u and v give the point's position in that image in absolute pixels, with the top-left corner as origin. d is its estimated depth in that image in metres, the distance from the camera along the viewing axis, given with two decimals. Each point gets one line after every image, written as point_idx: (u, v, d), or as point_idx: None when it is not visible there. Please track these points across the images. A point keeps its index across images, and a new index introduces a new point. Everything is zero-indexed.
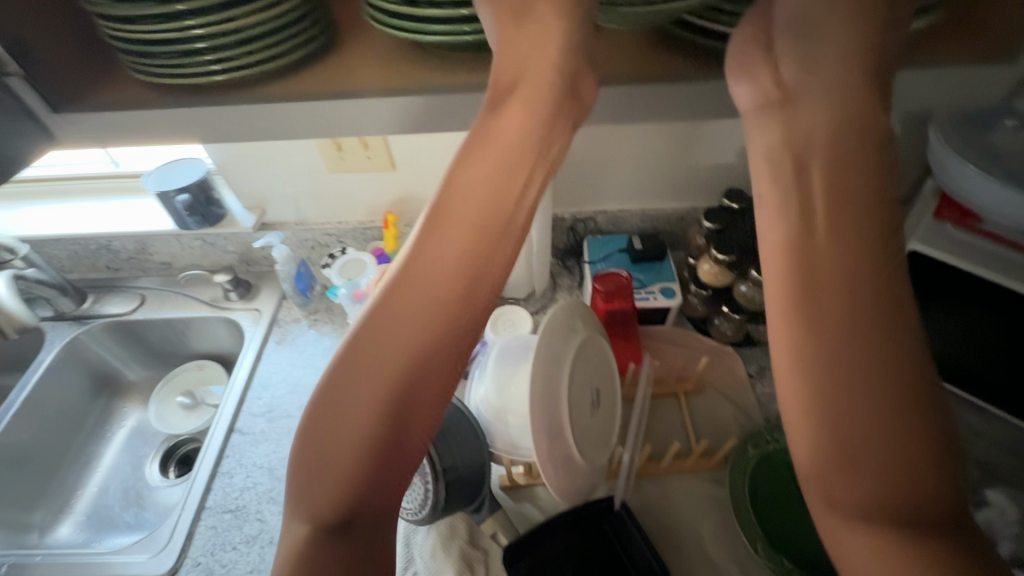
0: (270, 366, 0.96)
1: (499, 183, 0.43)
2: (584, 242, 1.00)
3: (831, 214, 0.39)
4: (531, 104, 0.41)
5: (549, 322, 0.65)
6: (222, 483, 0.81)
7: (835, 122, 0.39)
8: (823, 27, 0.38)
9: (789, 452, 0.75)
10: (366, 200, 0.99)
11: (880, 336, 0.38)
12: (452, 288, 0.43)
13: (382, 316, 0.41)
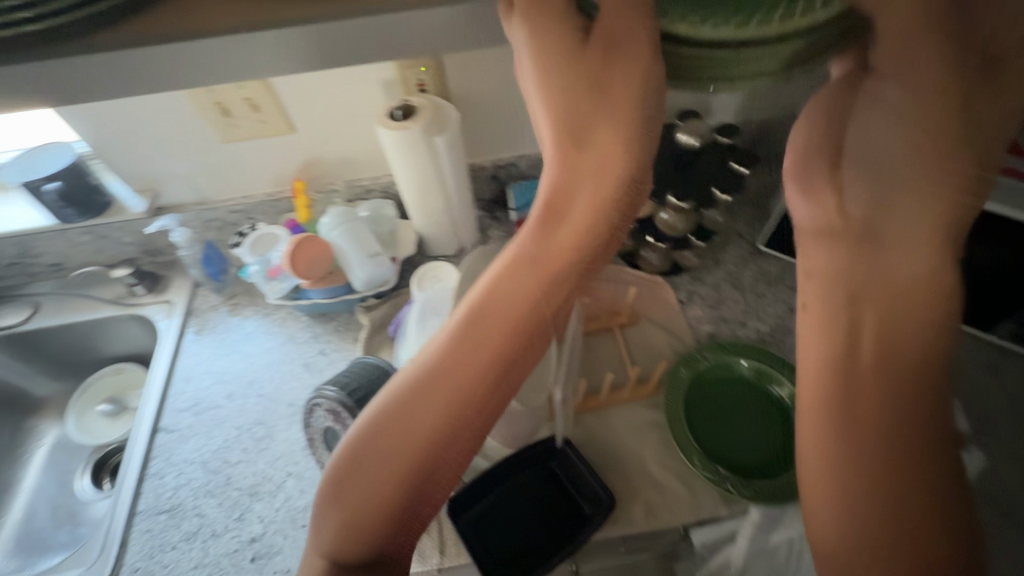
0: (191, 358, 0.90)
1: (540, 284, 0.47)
2: (508, 189, 0.97)
3: (884, 334, 0.41)
4: (579, 228, 0.47)
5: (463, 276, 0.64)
6: (152, 485, 0.77)
7: (905, 280, 0.41)
8: (894, 172, 0.43)
9: (719, 368, 0.78)
10: (269, 168, 0.91)
11: (914, 392, 0.40)
12: (487, 375, 0.46)
13: (418, 381, 0.46)
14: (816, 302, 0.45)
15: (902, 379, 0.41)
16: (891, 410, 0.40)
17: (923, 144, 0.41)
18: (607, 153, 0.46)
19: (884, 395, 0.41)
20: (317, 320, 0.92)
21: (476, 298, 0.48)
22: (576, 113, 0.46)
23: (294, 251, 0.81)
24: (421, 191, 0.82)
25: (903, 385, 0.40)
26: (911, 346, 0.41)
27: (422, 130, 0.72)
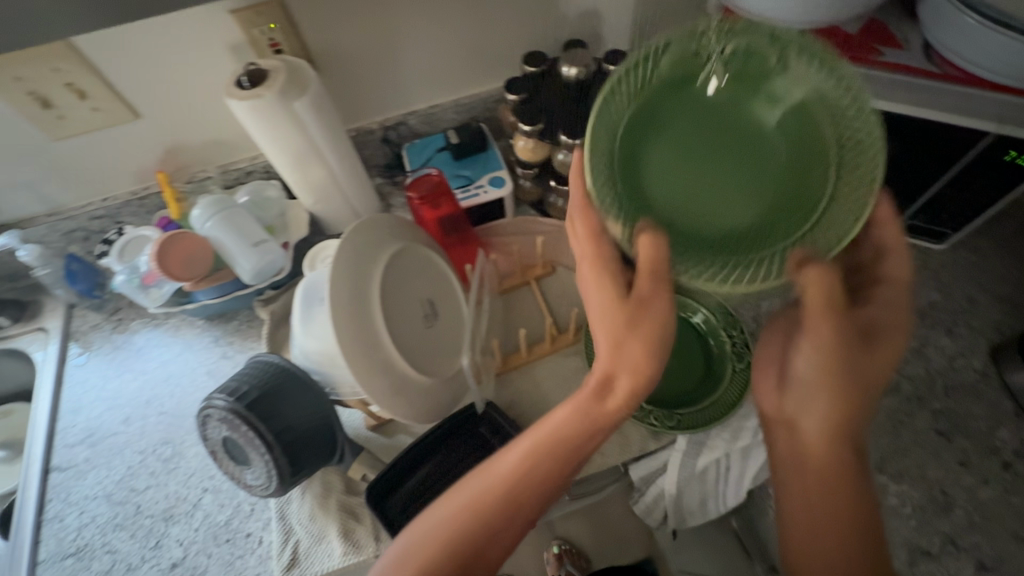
0: (77, 387, 0.81)
1: (590, 440, 0.48)
2: (403, 152, 0.90)
3: (832, 450, 0.47)
4: (632, 378, 0.48)
5: (342, 254, 0.58)
6: (52, 530, 0.70)
7: (844, 452, 0.47)
8: (814, 375, 0.49)
9: None
10: (124, 164, 0.81)
11: (848, 530, 0.44)
12: (537, 497, 0.47)
13: (474, 519, 0.46)
14: (778, 449, 0.51)
15: (835, 514, 0.45)
16: (822, 538, 0.45)
17: (840, 351, 0.46)
18: (629, 353, 0.48)
19: (811, 521, 0.46)
20: (215, 322, 0.84)
21: (540, 443, 0.48)
22: (617, 326, 0.48)
23: (162, 251, 0.72)
24: (297, 165, 0.74)
25: (831, 519, 0.45)
26: (829, 490, 0.46)
27: (277, 96, 0.64)
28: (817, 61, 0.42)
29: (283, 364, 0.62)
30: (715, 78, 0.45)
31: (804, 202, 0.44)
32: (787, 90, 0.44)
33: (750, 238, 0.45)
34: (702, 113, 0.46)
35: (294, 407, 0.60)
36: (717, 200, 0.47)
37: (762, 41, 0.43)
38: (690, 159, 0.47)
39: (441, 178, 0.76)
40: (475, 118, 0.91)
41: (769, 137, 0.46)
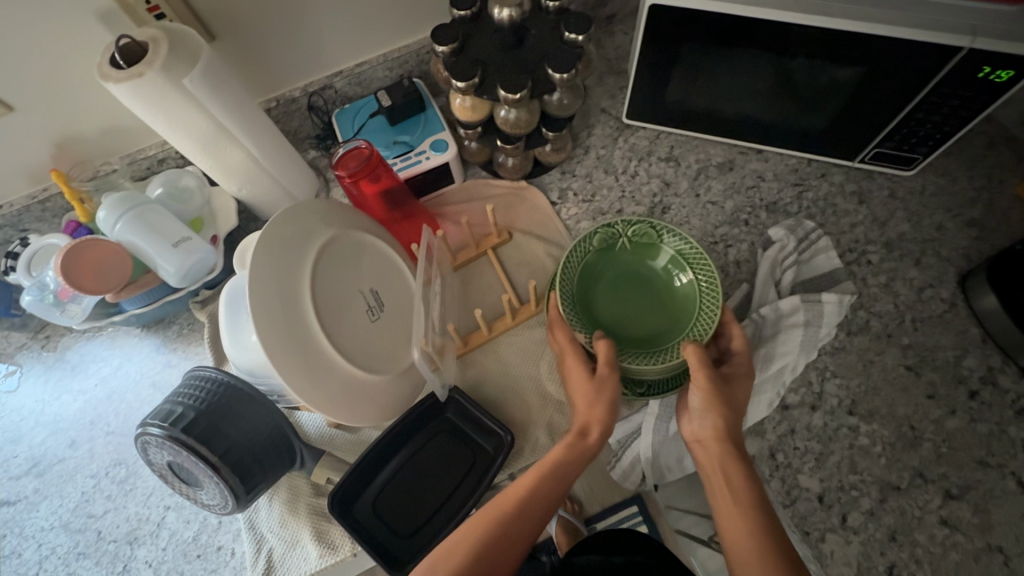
0: (13, 415, 0.75)
1: (574, 466, 0.55)
2: (332, 119, 0.81)
3: (726, 448, 0.54)
4: (603, 420, 0.56)
5: (261, 252, 0.52)
6: (12, 566, 0.67)
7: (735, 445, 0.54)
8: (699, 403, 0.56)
9: None
10: (12, 164, 0.71)
11: (755, 512, 0.49)
12: (541, 514, 0.52)
13: (486, 535, 0.50)
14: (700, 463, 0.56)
15: (756, 526, 0.48)
16: (752, 548, 0.47)
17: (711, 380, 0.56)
18: (594, 411, 0.57)
19: (737, 533, 0.49)
20: (154, 329, 0.78)
21: (543, 472, 0.53)
22: (588, 392, 0.57)
23: (70, 262, 0.64)
24: (206, 150, 0.66)
25: (754, 533, 0.48)
26: (742, 500, 0.50)
27: (162, 74, 0.55)
28: (678, 236, 0.64)
29: (222, 379, 0.58)
30: (619, 240, 0.66)
31: (686, 324, 0.63)
32: (667, 251, 0.65)
33: (655, 345, 0.63)
34: (619, 263, 0.67)
35: (237, 422, 0.56)
36: (636, 322, 0.65)
37: (648, 225, 0.65)
38: (616, 293, 0.66)
39: (372, 150, 0.68)
40: (408, 74, 0.82)
41: (661, 280, 0.66)
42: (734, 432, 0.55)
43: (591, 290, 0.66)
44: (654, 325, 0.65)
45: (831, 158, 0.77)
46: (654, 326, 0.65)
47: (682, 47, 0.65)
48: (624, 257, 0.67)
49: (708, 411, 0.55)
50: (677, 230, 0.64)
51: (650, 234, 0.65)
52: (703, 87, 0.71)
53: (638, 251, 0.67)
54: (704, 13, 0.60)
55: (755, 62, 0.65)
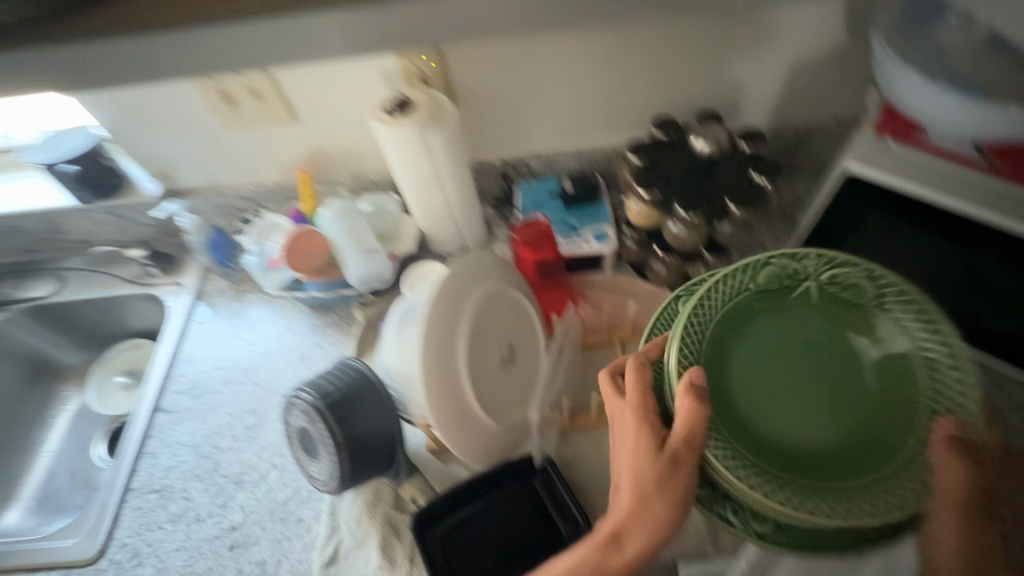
0: (194, 341, 0.92)
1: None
2: (516, 188, 0.92)
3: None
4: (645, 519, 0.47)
5: (445, 284, 0.60)
6: (146, 464, 0.79)
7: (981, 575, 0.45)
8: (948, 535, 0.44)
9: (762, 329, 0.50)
10: (276, 157, 0.91)
11: None
12: None
13: None
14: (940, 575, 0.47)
15: None
16: None
17: (962, 511, 0.43)
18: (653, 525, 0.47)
19: None
20: (317, 312, 0.91)
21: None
22: (649, 479, 0.45)
23: (290, 243, 0.82)
24: (419, 187, 0.80)
25: None
26: None
27: (418, 127, 0.70)
28: (921, 315, 0.47)
29: (367, 372, 0.66)
30: (807, 293, 0.50)
31: (873, 448, 0.45)
32: (879, 330, 0.48)
33: (813, 467, 0.45)
34: (798, 323, 0.50)
35: (366, 416, 0.64)
36: (790, 417, 0.48)
37: (865, 274, 0.48)
38: (771, 356, 0.49)
39: (547, 226, 0.78)
40: (593, 169, 0.92)
41: (853, 368, 0.49)
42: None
43: (737, 342, 0.49)
44: (819, 426, 0.47)
45: (1008, 366, 0.71)
46: (819, 431, 0.47)
47: (866, 214, 0.67)
48: (803, 314, 0.50)
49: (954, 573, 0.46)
50: (927, 304, 0.46)
51: (862, 296, 0.49)
52: (878, 256, 0.71)
53: (824, 312, 0.50)
54: (896, 192, 0.62)
55: (934, 245, 0.65)
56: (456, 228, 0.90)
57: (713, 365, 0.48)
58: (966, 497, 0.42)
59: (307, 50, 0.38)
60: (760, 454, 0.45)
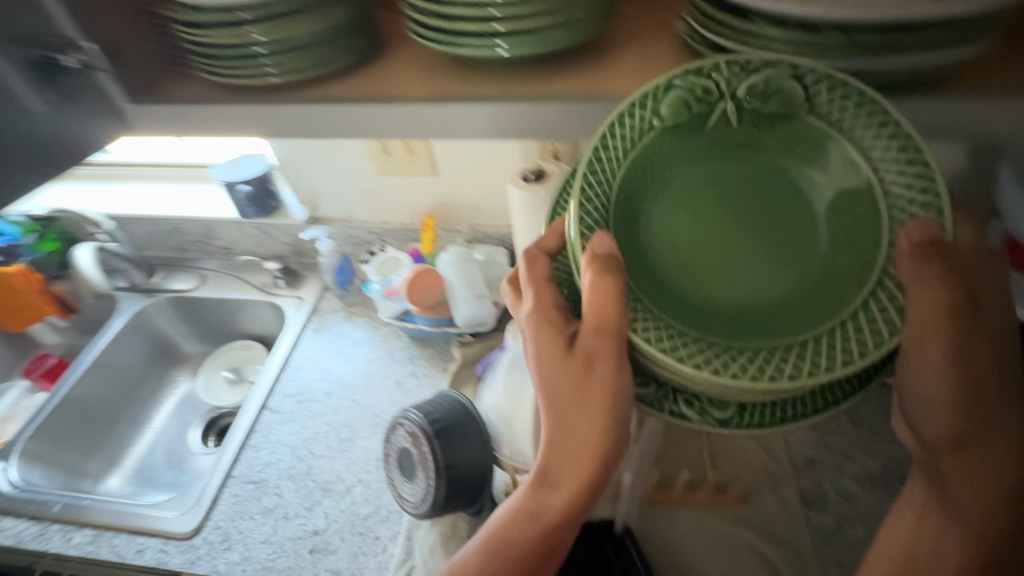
0: (305, 352, 1.01)
1: (553, 505, 0.46)
2: None
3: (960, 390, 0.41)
4: (591, 420, 0.42)
5: None
6: (248, 455, 0.87)
7: (959, 379, 0.41)
8: (921, 352, 0.39)
9: (663, 153, 0.39)
10: (408, 202, 1.03)
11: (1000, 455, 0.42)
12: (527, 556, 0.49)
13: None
14: (931, 431, 0.43)
15: (992, 500, 0.43)
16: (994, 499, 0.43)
17: (950, 307, 0.37)
18: (579, 459, 0.44)
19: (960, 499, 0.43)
20: (417, 344, 0.99)
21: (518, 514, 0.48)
22: (568, 378, 0.41)
23: (412, 279, 0.92)
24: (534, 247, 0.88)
25: (990, 493, 0.43)
26: (973, 490, 0.43)
27: (548, 195, 0.79)
28: (857, 101, 0.35)
29: (470, 406, 0.72)
30: (727, 121, 0.38)
31: (817, 286, 0.39)
32: (837, 143, 0.37)
33: (755, 320, 0.39)
34: (720, 147, 0.40)
35: (466, 448, 0.67)
36: (744, 271, 0.41)
37: (786, 67, 0.34)
38: (697, 185, 0.41)
39: None
40: None
41: (785, 194, 0.41)
42: (994, 464, 0.42)
43: (668, 186, 0.41)
44: (752, 262, 0.41)
45: None
46: (753, 268, 0.41)
47: None
48: (725, 132, 0.39)
49: (943, 410, 0.42)
50: (866, 91, 0.34)
51: (792, 105, 0.36)
52: None
53: (752, 119, 0.38)
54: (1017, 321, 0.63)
55: None
56: None
57: (625, 221, 0.40)
58: (940, 311, 0.37)
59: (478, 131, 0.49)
60: (674, 298, 0.40)
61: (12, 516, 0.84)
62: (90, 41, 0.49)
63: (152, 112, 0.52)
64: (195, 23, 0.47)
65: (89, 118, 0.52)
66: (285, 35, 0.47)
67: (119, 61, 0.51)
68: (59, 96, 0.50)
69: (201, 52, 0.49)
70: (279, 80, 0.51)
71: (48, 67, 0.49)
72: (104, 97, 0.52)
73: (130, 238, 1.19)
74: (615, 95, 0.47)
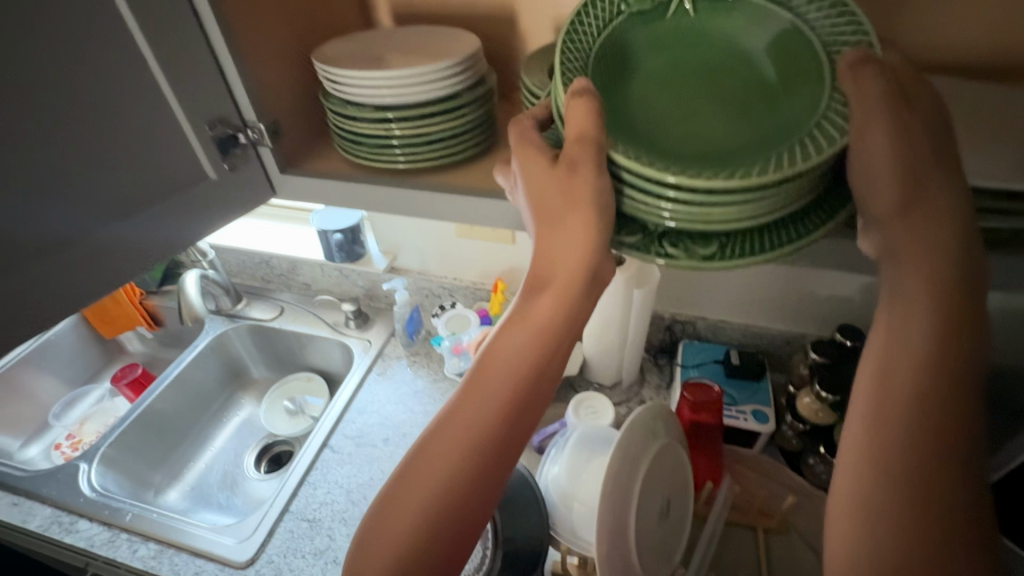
0: (368, 395, 1.05)
1: (544, 324, 0.46)
2: (679, 344, 1.00)
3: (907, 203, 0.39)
4: (581, 222, 0.43)
5: (628, 431, 0.66)
6: (306, 492, 0.90)
7: (905, 177, 0.39)
8: (863, 136, 0.39)
9: (633, 29, 0.49)
10: (483, 264, 1.09)
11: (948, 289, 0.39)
12: (507, 384, 0.47)
13: (458, 398, 0.48)
14: (890, 217, 0.40)
15: (944, 371, 0.39)
16: (942, 377, 0.39)
17: (886, 92, 0.39)
18: (573, 262, 0.45)
19: (898, 364, 0.40)
20: None
21: (508, 336, 0.48)
22: (555, 185, 0.43)
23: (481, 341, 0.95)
24: (601, 325, 0.91)
25: (941, 355, 0.39)
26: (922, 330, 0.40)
27: (624, 280, 0.82)
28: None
29: (530, 478, 0.74)
30: (683, 11, 0.49)
31: (780, 126, 0.44)
32: (763, 20, 0.47)
33: (719, 151, 0.44)
34: (672, 31, 0.49)
35: (523, 522, 0.69)
36: (707, 122, 0.46)
37: None
38: (670, 71, 0.49)
39: (720, 396, 0.80)
40: (758, 347, 0.97)
41: (746, 72, 0.48)
42: (921, 245, 0.40)
43: (654, 59, 0.49)
44: (716, 121, 0.46)
45: None
46: (719, 125, 0.46)
47: None
48: (682, 25, 0.49)
49: (883, 200, 0.40)
50: None
51: None
52: None
53: (702, 11, 0.49)
54: None
55: None
56: (619, 364, 0.97)
57: (608, 76, 0.48)
58: (881, 89, 0.39)
59: None
60: (647, 141, 0.45)
61: (87, 519, 0.90)
62: (264, 122, 0.61)
63: (296, 184, 0.64)
64: (348, 118, 0.59)
65: (255, 188, 0.64)
66: (414, 131, 0.58)
67: (281, 138, 0.64)
68: (229, 164, 0.60)
69: (349, 138, 0.61)
70: (405, 165, 0.60)
71: (227, 141, 0.59)
72: (265, 172, 0.65)
73: (223, 265, 1.30)
74: None
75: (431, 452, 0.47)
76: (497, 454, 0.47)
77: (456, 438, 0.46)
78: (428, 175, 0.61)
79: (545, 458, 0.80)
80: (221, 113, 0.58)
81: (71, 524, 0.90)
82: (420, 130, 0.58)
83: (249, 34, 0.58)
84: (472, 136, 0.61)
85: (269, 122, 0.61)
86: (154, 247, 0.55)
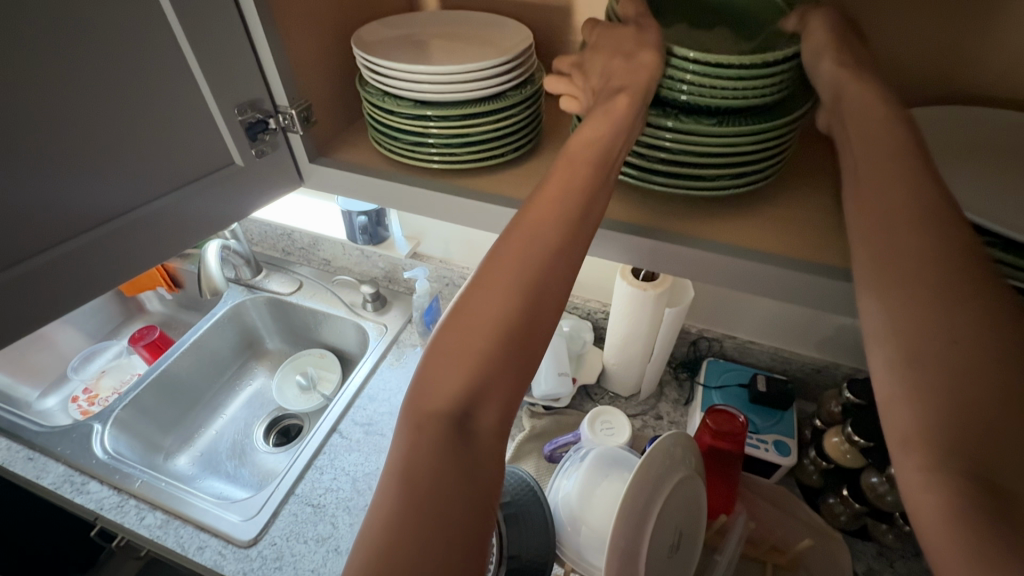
0: (381, 382, 1.04)
1: (620, 123, 0.43)
2: (704, 362, 0.95)
3: (845, 47, 0.44)
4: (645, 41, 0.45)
5: (640, 473, 0.62)
6: (312, 476, 0.90)
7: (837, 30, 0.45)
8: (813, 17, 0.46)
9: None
10: None
11: (891, 105, 0.41)
12: (584, 185, 0.43)
13: (530, 206, 0.43)
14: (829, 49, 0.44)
15: (911, 160, 0.38)
16: (904, 161, 0.38)
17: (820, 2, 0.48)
18: (633, 79, 0.44)
19: (874, 159, 0.39)
20: None
21: (581, 138, 0.44)
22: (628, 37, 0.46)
23: None
24: (625, 339, 0.88)
25: (907, 145, 0.39)
26: (884, 124, 0.40)
27: (657, 295, 0.78)
28: None
29: (538, 491, 0.73)
30: None
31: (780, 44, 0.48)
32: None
33: None
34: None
35: (527, 535, 0.67)
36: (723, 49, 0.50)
37: None
38: (691, 21, 0.53)
39: (743, 429, 0.76)
40: (786, 373, 0.93)
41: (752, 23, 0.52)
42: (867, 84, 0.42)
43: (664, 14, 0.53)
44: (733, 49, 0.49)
45: None
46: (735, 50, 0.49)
47: None
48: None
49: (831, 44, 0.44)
50: None
51: None
52: None
53: None
54: None
55: None
56: (638, 377, 0.94)
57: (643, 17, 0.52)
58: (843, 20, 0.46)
59: (625, 258, 0.54)
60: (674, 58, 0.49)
61: (98, 481, 0.91)
62: (295, 108, 0.58)
63: (322, 174, 0.61)
64: (386, 112, 0.56)
65: (283, 177, 0.62)
66: (452, 133, 0.54)
67: (311, 127, 0.61)
68: (257, 151, 0.57)
69: (387, 134, 0.57)
70: (439, 166, 0.57)
71: (256, 126, 0.56)
72: (292, 160, 0.62)
73: (245, 232, 1.28)
74: (758, 250, 0.50)
75: (490, 271, 0.41)
76: (573, 257, 0.42)
77: (520, 250, 0.41)
78: (462, 177, 0.58)
79: (559, 470, 0.78)
80: (252, 96, 0.54)
81: (82, 485, 0.91)
82: (457, 130, 0.54)
83: (286, 16, 0.54)
84: (515, 141, 0.57)
85: (302, 112, 0.58)
86: (178, 237, 0.53)
